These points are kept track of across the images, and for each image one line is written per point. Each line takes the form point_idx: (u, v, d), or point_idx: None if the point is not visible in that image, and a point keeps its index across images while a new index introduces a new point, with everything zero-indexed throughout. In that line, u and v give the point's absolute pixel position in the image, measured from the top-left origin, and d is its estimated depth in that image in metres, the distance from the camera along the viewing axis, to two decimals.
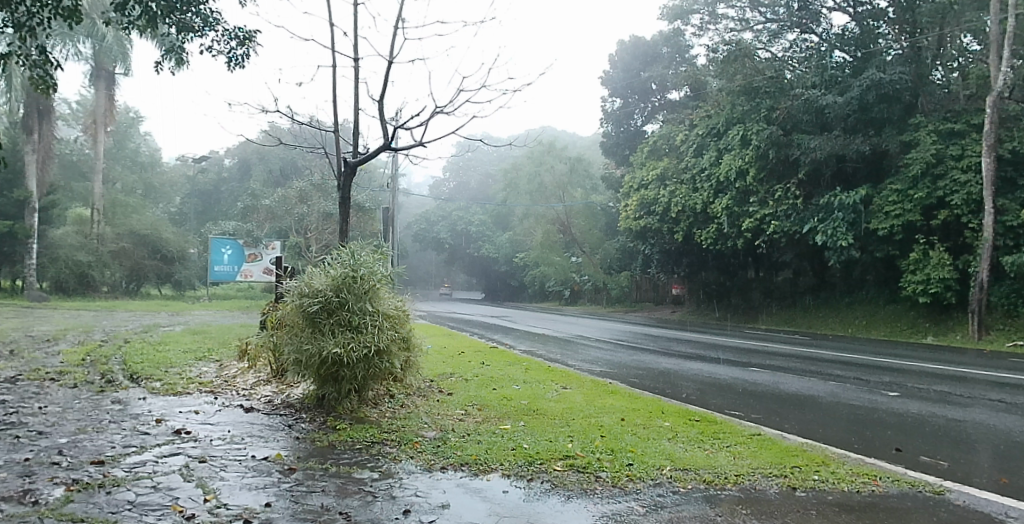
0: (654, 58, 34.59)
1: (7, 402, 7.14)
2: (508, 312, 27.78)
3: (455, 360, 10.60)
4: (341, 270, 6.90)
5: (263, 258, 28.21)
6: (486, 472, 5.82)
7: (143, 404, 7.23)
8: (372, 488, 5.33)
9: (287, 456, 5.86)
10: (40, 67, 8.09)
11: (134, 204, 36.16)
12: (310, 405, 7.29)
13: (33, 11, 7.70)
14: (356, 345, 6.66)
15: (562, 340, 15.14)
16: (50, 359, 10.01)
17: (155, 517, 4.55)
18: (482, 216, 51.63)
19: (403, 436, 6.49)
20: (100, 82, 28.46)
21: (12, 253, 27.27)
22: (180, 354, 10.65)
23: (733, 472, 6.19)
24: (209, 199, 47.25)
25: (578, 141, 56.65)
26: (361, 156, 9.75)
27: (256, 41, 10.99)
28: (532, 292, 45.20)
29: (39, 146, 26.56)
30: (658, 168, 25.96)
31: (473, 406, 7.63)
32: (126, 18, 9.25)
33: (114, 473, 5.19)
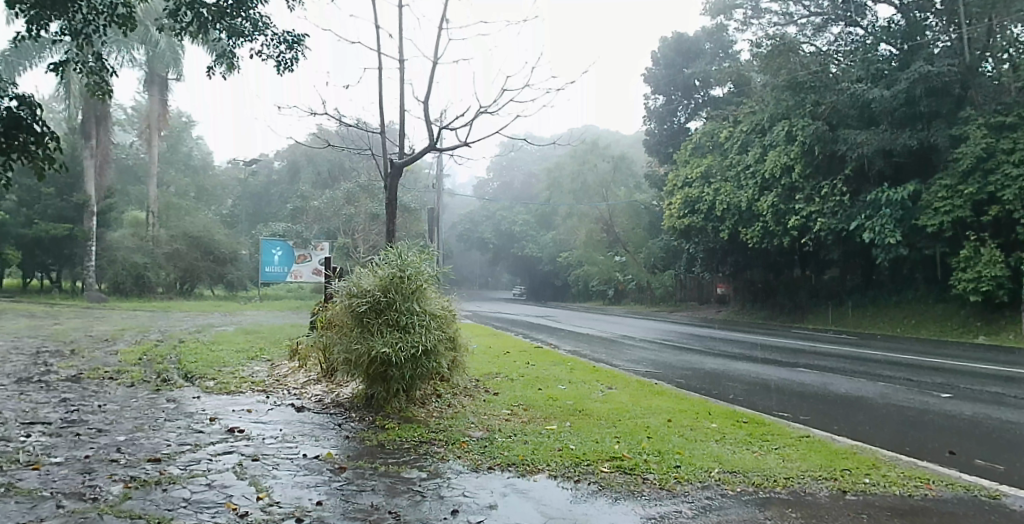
0: (697, 54, 34.23)
1: (68, 400, 7.35)
2: (553, 311, 27.67)
3: (500, 360, 10.60)
4: (388, 270, 6.92)
5: (312, 259, 28.56)
6: (533, 473, 5.80)
7: (198, 403, 7.37)
8: (421, 488, 5.35)
9: (337, 455, 5.90)
10: (97, 73, 8.27)
11: (187, 206, 37.04)
12: (359, 405, 7.34)
13: (89, 18, 7.88)
14: (404, 344, 6.68)
15: (606, 340, 15.03)
16: (109, 359, 10.29)
17: (210, 515, 4.63)
18: (526, 216, 51.48)
19: (450, 436, 6.50)
20: (154, 88, 28.88)
21: (73, 255, 28.22)
22: (233, 354, 10.81)
23: (782, 475, 6.06)
24: (260, 202, 48.08)
25: (621, 140, 56.14)
26: (407, 157, 9.71)
27: (305, 44, 11.07)
28: (576, 293, 44.92)
29: (97, 151, 27.32)
30: (702, 166, 25.54)
31: (518, 406, 7.60)
32: (178, 24, 9.42)
33: (170, 471, 5.31)
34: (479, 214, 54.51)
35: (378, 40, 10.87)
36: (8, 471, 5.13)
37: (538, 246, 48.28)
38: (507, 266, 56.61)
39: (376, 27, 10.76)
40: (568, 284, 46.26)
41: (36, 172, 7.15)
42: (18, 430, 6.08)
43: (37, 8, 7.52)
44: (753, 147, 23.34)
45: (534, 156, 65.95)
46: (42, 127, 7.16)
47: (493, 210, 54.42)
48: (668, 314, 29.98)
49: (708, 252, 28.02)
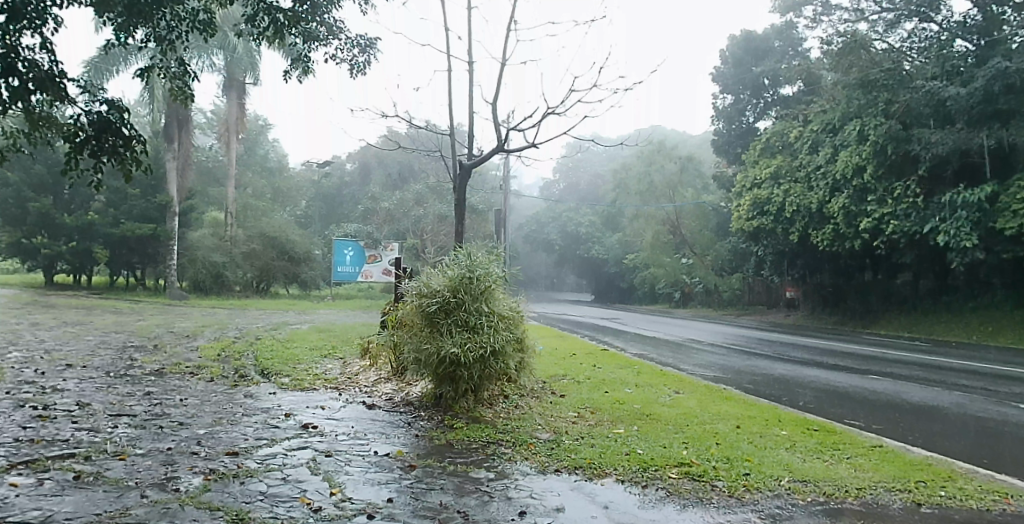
0: (767, 52, 33.46)
1: (153, 393, 7.66)
2: (619, 313, 27.48)
3: (566, 362, 10.55)
4: (458, 271, 6.97)
5: (382, 259, 28.61)
6: (600, 476, 5.75)
7: (273, 399, 7.58)
8: (490, 488, 5.36)
9: (406, 453, 5.97)
10: (180, 77, 8.61)
11: (263, 207, 38.14)
12: (428, 404, 7.40)
13: (172, 25, 8.23)
14: (473, 345, 6.70)
15: (671, 343, 14.82)
16: (189, 354, 10.67)
17: (285, 509, 4.73)
18: (592, 217, 51.17)
19: (518, 437, 6.50)
20: (232, 92, 29.28)
21: (155, 254, 29.39)
22: (307, 351, 11.07)
23: (854, 485, 5.84)
24: (332, 203, 49.00)
25: (689, 140, 55.29)
26: (476, 158, 9.68)
27: (377, 47, 11.24)
28: (642, 295, 44.33)
29: (180, 154, 27.73)
30: (771, 166, 24.92)
31: (585, 409, 7.52)
32: (255, 30, 9.73)
33: (247, 464, 5.45)
34: (545, 216, 54.49)
35: (447, 41, 10.86)
36: (97, 460, 5.35)
37: (605, 248, 47.86)
38: (574, 269, 56.29)
39: (446, 27, 10.76)
40: (634, 286, 45.70)
41: (124, 173, 7.80)
42: (106, 421, 6.34)
43: (124, 17, 7.89)
44: (824, 147, 22.64)
45: (601, 157, 65.52)
46: (129, 131, 7.76)
47: (559, 212, 54.26)
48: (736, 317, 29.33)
49: (777, 254, 27.33)
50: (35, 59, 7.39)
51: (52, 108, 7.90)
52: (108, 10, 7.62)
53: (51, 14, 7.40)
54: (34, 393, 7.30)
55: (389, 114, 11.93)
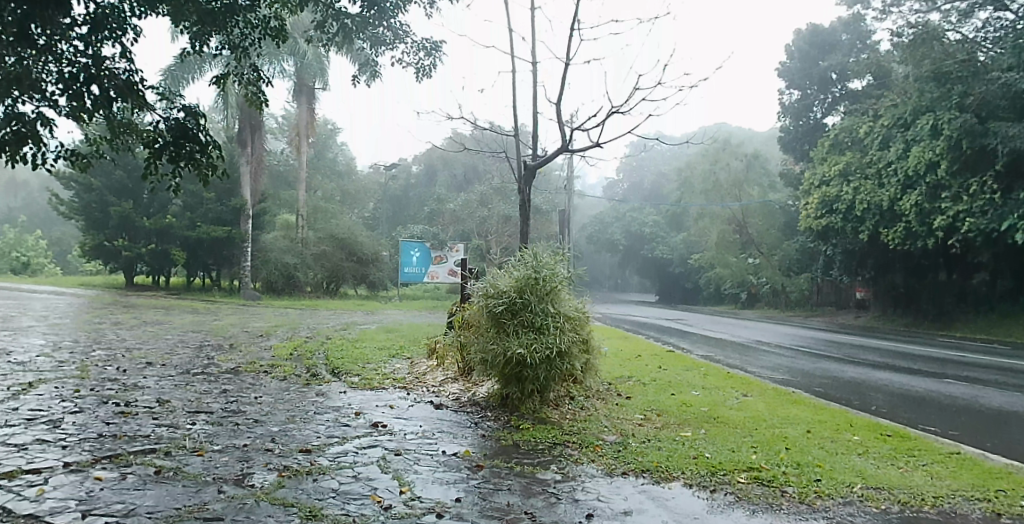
0: (834, 46, 32.63)
1: (229, 391, 7.89)
2: (685, 315, 27.05)
3: (631, 363, 10.44)
4: (524, 272, 6.97)
5: (449, 260, 27.94)
6: (667, 480, 5.67)
7: (344, 397, 7.72)
8: (556, 490, 5.34)
9: (474, 453, 5.99)
10: (253, 84, 8.84)
11: (332, 208, 38.94)
12: (495, 404, 7.41)
13: (247, 33, 8.55)
14: (539, 346, 6.68)
15: (739, 345, 14.53)
16: (263, 353, 10.96)
17: (357, 506, 4.82)
18: (657, 217, 50.61)
19: (584, 439, 6.45)
20: (302, 97, 29.97)
21: (232, 257, 30.37)
22: (375, 351, 11.25)
23: (930, 493, 5.61)
24: (397, 205, 49.59)
25: (754, 137, 54.14)
26: (540, 159, 9.67)
27: (443, 50, 11.37)
28: (707, 296, 43.45)
29: (253, 159, 28.36)
30: (840, 162, 24.13)
31: (651, 412, 7.43)
32: (326, 36, 9.98)
33: (319, 462, 5.56)
34: (608, 216, 54.18)
35: (510, 42, 10.83)
36: (176, 456, 5.53)
37: (670, 247, 47.15)
38: (639, 269, 55.60)
39: (509, 28, 10.74)
40: (699, 287, 44.87)
41: (201, 177, 8.18)
42: (185, 417, 6.56)
43: (200, 26, 8.22)
44: (895, 143, 21.80)
45: (664, 156, 64.71)
46: (207, 137, 8.15)
47: (623, 211, 53.76)
48: (805, 319, 28.54)
49: (848, 254, 26.47)
50: (117, 68, 7.74)
51: (132, 115, 8.25)
52: (184, 20, 7.94)
53: (132, 25, 7.74)
54: (117, 389, 7.60)
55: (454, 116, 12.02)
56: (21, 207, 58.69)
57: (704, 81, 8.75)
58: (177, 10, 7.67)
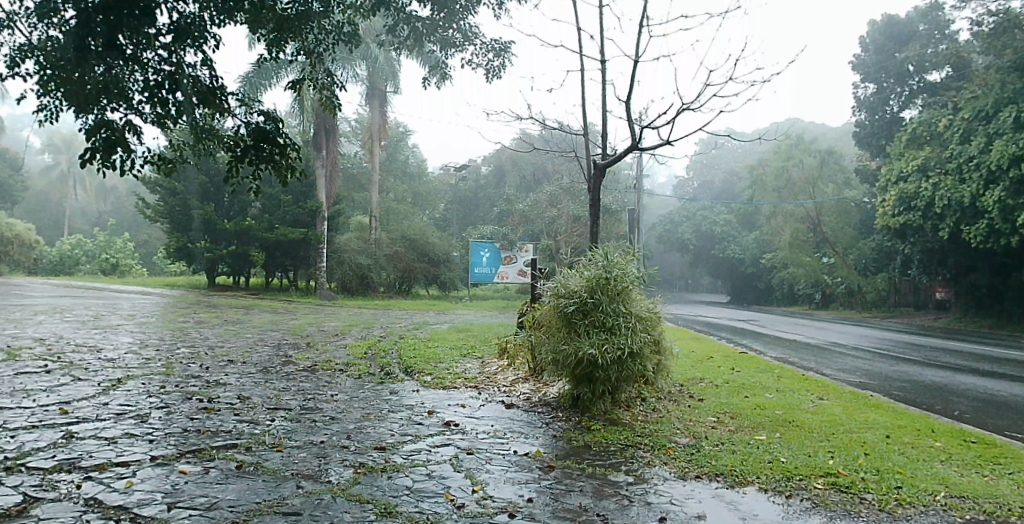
0: (911, 38, 31.31)
1: (306, 388, 8.08)
2: (758, 316, 26.43)
3: (703, 365, 10.26)
4: (595, 272, 6.92)
5: (518, 260, 28.08)
6: (742, 484, 5.54)
7: (417, 396, 7.81)
8: (628, 492, 5.28)
9: (545, 453, 5.98)
10: (327, 88, 9.15)
11: (402, 210, 39.61)
12: (566, 405, 7.39)
13: (321, 38, 8.96)
14: (611, 346, 6.62)
15: (813, 347, 14.11)
16: (339, 352, 11.17)
17: (430, 504, 4.86)
18: (727, 216, 49.73)
19: (656, 441, 6.37)
20: (374, 100, 30.18)
21: (307, 258, 30.81)
22: (447, 350, 11.35)
23: (1020, 504, 5.32)
24: (467, 206, 49.70)
25: (829, 133, 52.48)
26: (610, 157, 9.57)
27: (512, 50, 11.39)
28: (780, 298, 42.24)
29: (326, 161, 28.73)
30: (919, 157, 23.12)
31: (724, 414, 7.27)
32: (398, 39, 10.19)
33: (393, 459, 5.64)
34: (678, 215, 53.46)
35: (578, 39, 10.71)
36: (256, 451, 5.69)
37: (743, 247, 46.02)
38: (709, 269, 54.42)
39: (577, 25, 10.62)
40: (771, 287, 43.69)
41: (280, 179, 8.51)
42: (264, 414, 6.74)
43: (276, 32, 8.48)
44: (975, 137, 20.78)
45: (735, 154, 63.23)
46: (285, 140, 8.42)
47: (693, 210, 52.75)
48: (880, 321, 27.53)
49: (929, 253, 25.53)
50: (199, 75, 8.05)
51: (213, 120, 8.58)
52: (262, 26, 8.21)
53: (212, 33, 8.00)
54: (200, 386, 7.87)
55: (523, 117, 12.00)
56: (111, 211, 61.79)
57: (778, 75, 8.49)
58: (254, 17, 7.94)
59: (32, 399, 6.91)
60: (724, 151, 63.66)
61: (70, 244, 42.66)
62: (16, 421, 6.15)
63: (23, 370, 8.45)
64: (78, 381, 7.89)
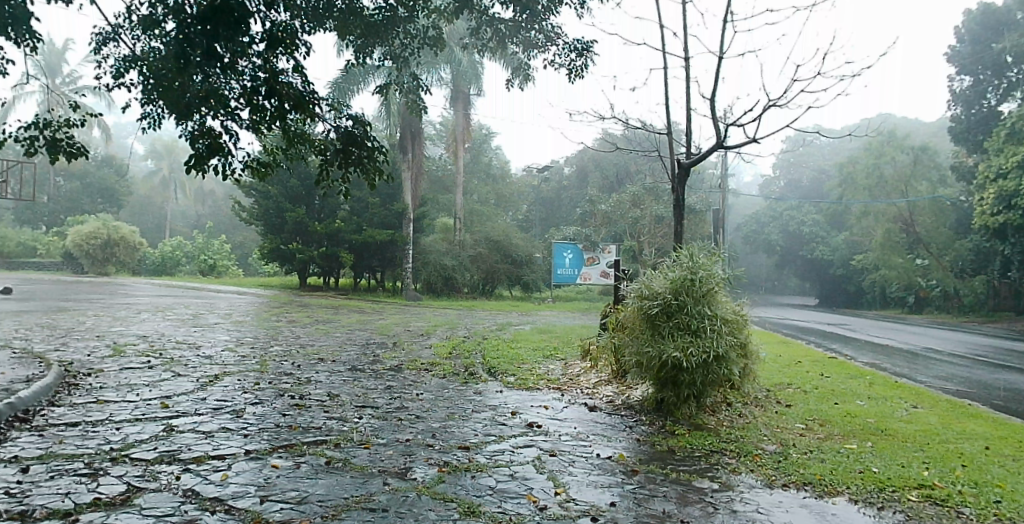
0: (1009, 27, 29.89)
1: (392, 387, 8.24)
2: (849, 319, 25.53)
3: (790, 369, 9.97)
4: (680, 273, 6.79)
5: (601, 261, 27.64)
6: (831, 495, 5.34)
7: (500, 396, 7.87)
8: (713, 499, 5.16)
9: (628, 457, 5.92)
10: (413, 91, 9.89)
11: (485, 211, 40.11)
12: (649, 409, 7.31)
13: (407, 43, 9.50)
14: (696, 350, 6.50)
15: (907, 352, 13.49)
16: (424, 352, 11.33)
17: (513, 505, 4.87)
18: (816, 215, 48.33)
19: (742, 448, 6.22)
20: (458, 104, 29.90)
21: (396, 258, 31.36)
22: (530, 352, 11.36)
23: None
24: (551, 207, 49.56)
25: (923, 128, 50.08)
26: (695, 156, 9.35)
27: (594, 50, 11.23)
28: (870, 301, 40.64)
29: (412, 164, 28.59)
30: (1020, 153, 21.83)
31: (813, 421, 7.04)
32: (480, 41, 10.23)
33: (477, 459, 5.68)
34: (765, 215, 52.31)
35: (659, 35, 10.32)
36: (345, 447, 5.82)
37: (831, 248, 44.62)
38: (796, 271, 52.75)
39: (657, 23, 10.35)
40: (862, 290, 42.05)
41: (369, 181, 8.92)
42: (353, 411, 6.90)
43: (363, 39, 9.17)
44: None
45: (825, 151, 61.04)
46: (372, 144, 8.97)
47: (781, 210, 51.21)
48: (977, 325, 26.20)
49: None
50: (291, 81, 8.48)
51: (304, 126, 8.93)
52: (350, 34, 9.01)
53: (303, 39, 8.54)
54: (292, 383, 8.11)
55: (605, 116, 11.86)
56: (209, 214, 64.90)
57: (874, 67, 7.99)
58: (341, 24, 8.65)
59: (136, 394, 7.26)
60: (813, 149, 61.49)
61: (171, 246, 44.49)
62: (122, 413, 6.47)
63: (128, 366, 8.91)
64: (178, 376, 8.25)
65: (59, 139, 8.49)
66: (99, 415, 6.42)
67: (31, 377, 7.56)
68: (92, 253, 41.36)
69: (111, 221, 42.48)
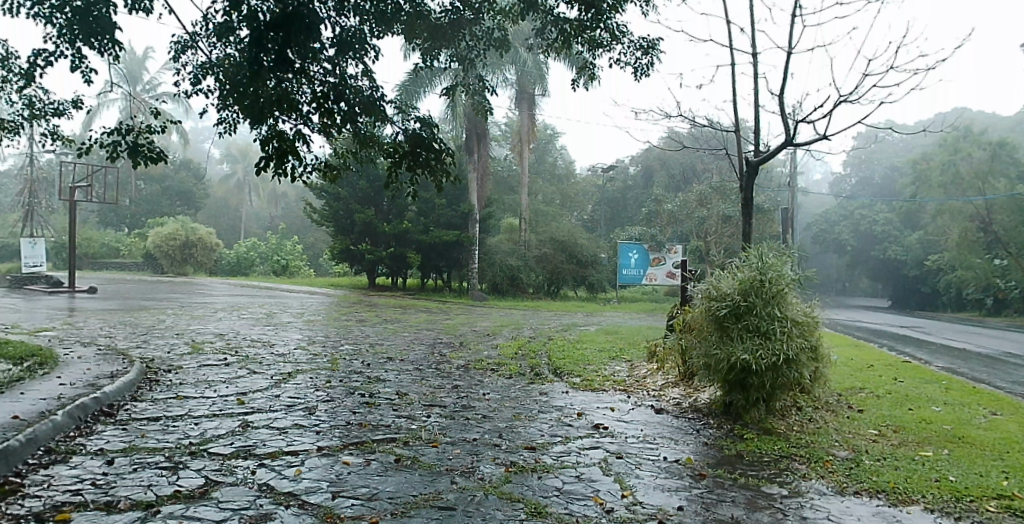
0: None
1: (460, 386, 8.33)
2: (927, 322, 24.61)
3: (862, 373, 9.71)
4: (748, 273, 6.70)
5: (666, 262, 27.21)
6: (906, 503, 5.16)
7: (565, 397, 7.88)
8: (783, 505, 5.06)
9: (696, 461, 5.85)
10: (478, 93, 9.98)
11: (551, 212, 40.12)
12: (717, 412, 7.23)
13: (472, 46, 9.58)
14: (765, 352, 6.38)
15: (988, 357, 12.98)
16: (490, 352, 11.41)
17: (580, 507, 4.86)
18: (888, 214, 46.91)
19: (813, 453, 6.08)
20: (523, 105, 29.67)
21: (463, 259, 31.55)
22: (596, 353, 11.32)
23: None
24: (616, 207, 49.17)
25: (1003, 122, 48.03)
26: (763, 154, 9.20)
27: (660, 47, 11.06)
28: (946, 303, 39.19)
29: (478, 165, 29.12)
30: None
31: (887, 427, 6.84)
32: (545, 41, 10.18)
33: (543, 459, 5.69)
34: (835, 214, 51.07)
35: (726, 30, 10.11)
36: (413, 445, 5.89)
37: (905, 248, 43.19)
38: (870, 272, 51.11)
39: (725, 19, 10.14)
40: (937, 291, 40.53)
41: (436, 182, 9.10)
42: (421, 410, 6.99)
43: (430, 42, 9.34)
44: None
45: (898, 148, 59.20)
46: (439, 146, 9.15)
47: (852, 209, 49.88)
48: None
49: None
50: (359, 86, 8.67)
51: (372, 129, 9.13)
52: (418, 37, 9.13)
53: (371, 44, 8.79)
54: (362, 381, 8.26)
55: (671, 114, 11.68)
56: (282, 216, 66.58)
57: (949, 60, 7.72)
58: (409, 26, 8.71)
59: (214, 390, 7.50)
60: (884, 145, 59.67)
61: (245, 247, 45.80)
62: (201, 409, 6.69)
63: (205, 362, 9.20)
64: (253, 373, 8.49)
65: (140, 145, 8.84)
66: (179, 410, 6.64)
67: (117, 372, 7.90)
68: (171, 253, 43.10)
69: (189, 222, 44.23)
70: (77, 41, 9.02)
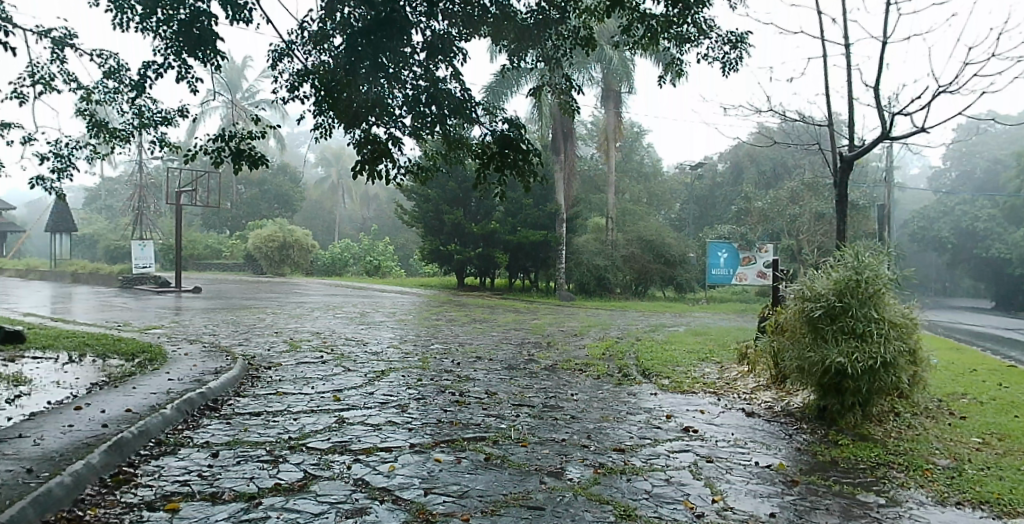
0: None
1: (549, 386, 8.35)
2: None
3: (966, 378, 9.28)
4: (844, 274, 6.54)
5: (757, 261, 26.73)
6: (1012, 515, 4.91)
7: (654, 399, 7.82)
8: (880, 515, 4.90)
9: (789, 467, 5.72)
10: (565, 92, 9.94)
11: (637, 211, 39.62)
12: (811, 417, 7.05)
13: (558, 45, 9.58)
14: (862, 355, 6.22)
15: None
16: (577, 352, 11.40)
17: (670, 510, 4.82)
18: (992, 210, 44.48)
19: (911, 461, 5.87)
20: (609, 102, 29.49)
21: (548, 258, 31.48)
22: (685, 354, 11.18)
23: None
24: (704, 205, 48.15)
25: None
26: (858, 148, 8.89)
27: (750, 41, 10.80)
28: None
29: (563, 164, 28.77)
30: None
31: (992, 435, 6.53)
32: (631, 39, 10.06)
33: (632, 462, 5.66)
34: (934, 210, 48.82)
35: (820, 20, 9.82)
36: (502, 445, 5.96)
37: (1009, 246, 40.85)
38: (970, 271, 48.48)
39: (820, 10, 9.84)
40: None
41: (521, 182, 9.14)
42: (510, 410, 7.04)
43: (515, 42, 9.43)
44: None
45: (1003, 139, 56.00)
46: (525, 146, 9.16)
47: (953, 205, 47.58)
48: None
49: None
50: (447, 87, 8.80)
51: (456, 129, 9.24)
52: (504, 38, 9.19)
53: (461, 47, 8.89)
54: (452, 380, 8.38)
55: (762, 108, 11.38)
56: (373, 217, 67.83)
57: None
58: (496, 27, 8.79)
59: (311, 386, 7.75)
60: (988, 136, 56.54)
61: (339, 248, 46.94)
62: (299, 405, 6.93)
63: (302, 360, 9.50)
64: (347, 371, 8.73)
65: (241, 149, 9.20)
66: (279, 406, 6.90)
67: (220, 369, 8.25)
68: (270, 254, 44.77)
69: (287, 225, 45.75)
70: (182, 52, 9.40)
